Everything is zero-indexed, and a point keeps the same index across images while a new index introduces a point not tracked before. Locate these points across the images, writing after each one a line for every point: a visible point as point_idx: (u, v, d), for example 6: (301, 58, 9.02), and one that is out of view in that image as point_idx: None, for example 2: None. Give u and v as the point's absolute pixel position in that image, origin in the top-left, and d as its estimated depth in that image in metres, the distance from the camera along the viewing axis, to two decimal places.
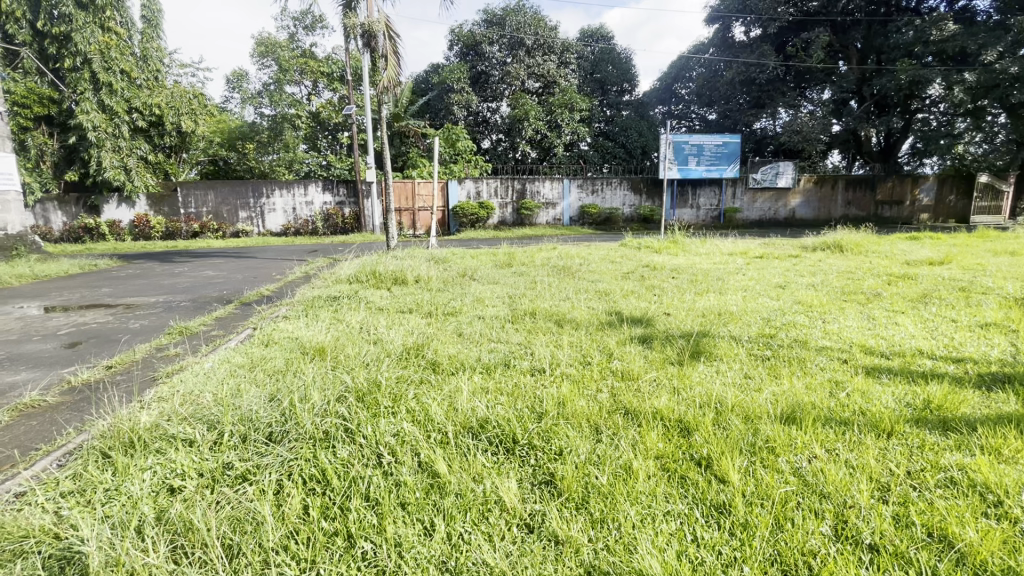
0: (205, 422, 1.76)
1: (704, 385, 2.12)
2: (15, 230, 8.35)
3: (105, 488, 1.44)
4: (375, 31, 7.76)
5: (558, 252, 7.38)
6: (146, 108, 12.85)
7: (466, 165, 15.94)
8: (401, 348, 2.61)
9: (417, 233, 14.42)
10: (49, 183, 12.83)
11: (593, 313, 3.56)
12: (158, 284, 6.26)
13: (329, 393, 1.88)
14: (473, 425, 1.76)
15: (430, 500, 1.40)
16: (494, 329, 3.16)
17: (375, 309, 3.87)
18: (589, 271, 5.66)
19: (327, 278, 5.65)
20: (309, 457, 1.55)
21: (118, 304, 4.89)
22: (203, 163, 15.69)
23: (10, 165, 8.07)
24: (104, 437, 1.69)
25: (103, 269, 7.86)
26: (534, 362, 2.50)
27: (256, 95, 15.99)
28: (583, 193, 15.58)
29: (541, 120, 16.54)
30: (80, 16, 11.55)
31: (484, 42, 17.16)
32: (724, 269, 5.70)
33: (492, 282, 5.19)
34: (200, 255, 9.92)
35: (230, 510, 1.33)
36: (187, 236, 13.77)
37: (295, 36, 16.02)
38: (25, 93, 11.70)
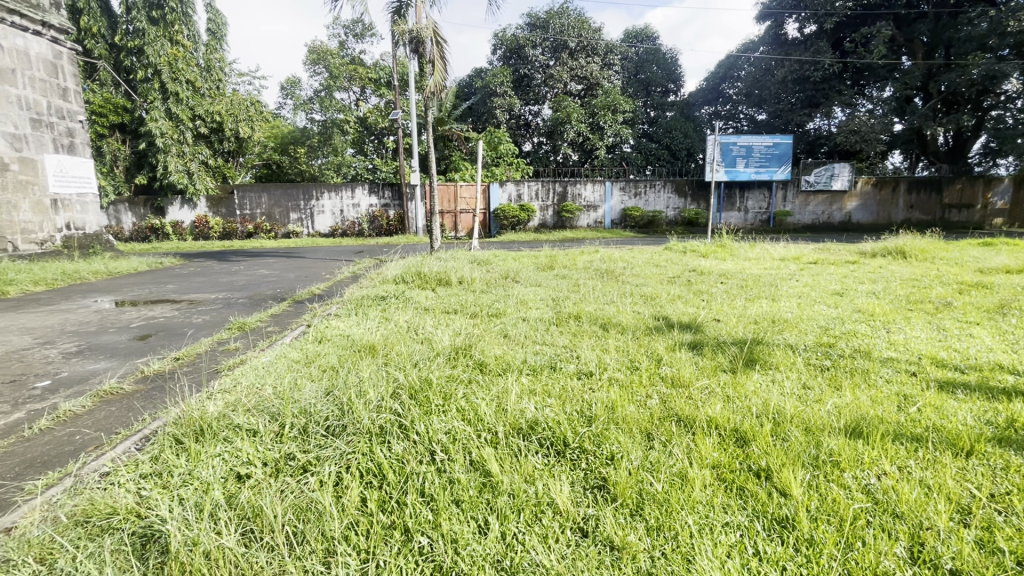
0: (267, 413, 1.85)
1: (760, 394, 2.05)
2: (93, 230, 9.00)
3: (180, 472, 1.53)
4: (423, 37, 7.94)
5: (601, 255, 7.31)
6: (207, 115, 13.74)
7: (507, 167, 16.11)
8: (450, 348, 2.65)
9: (458, 235, 14.64)
10: (121, 186, 13.78)
11: (639, 317, 3.51)
12: (217, 282, 6.59)
13: (383, 390, 1.94)
14: (523, 425, 1.77)
15: (483, 498, 1.42)
16: (539, 330, 3.19)
17: (421, 309, 3.95)
18: (633, 274, 5.59)
19: (374, 278, 5.82)
20: (365, 451, 1.59)
21: (182, 300, 5.18)
22: (257, 166, 16.46)
23: (88, 169, 8.84)
24: (177, 423, 1.81)
25: (167, 266, 8.37)
26: (580, 366, 2.49)
27: (307, 101, 16.68)
28: (626, 196, 15.35)
29: (583, 122, 16.46)
30: (152, 31, 12.59)
31: (528, 45, 17.20)
32: (776, 274, 5.50)
33: (535, 284, 5.20)
34: (254, 255, 10.32)
35: (293, 499, 1.38)
36: (242, 237, 14.45)
37: (345, 44, 16.61)
38: (102, 103, 12.70)
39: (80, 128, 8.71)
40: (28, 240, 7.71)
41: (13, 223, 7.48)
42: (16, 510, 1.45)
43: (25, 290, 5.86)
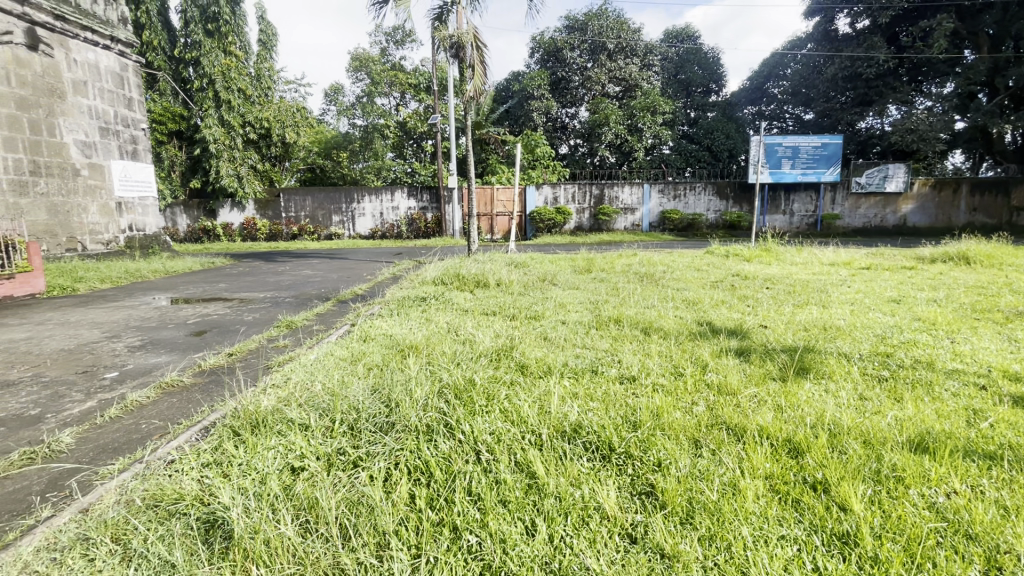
0: (317, 409, 1.91)
1: (813, 404, 1.97)
2: (152, 231, 9.55)
3: (239, 462, 1.60)
4: (464, 42, 8.06)
5: (640, 259, 7.20)
6: (255, 121, 14.37)
7: (544, 170, 16.17)
8: (491, 350, 2.67)
9: (495, 237, 14.76)
10: (177, 190, 14.57)
11: (682, 322, 3.43)
12: (265, 281, 6.86)
13: (429, 390, 1.97)
14: (567, 428, 1.76)
15: (530, 500, 1.42)
16: (579, 333, 3.16)
17: (460, 311, 3.99)
18: (673, 278, 5.48)
19: (414, 279, 5.93)
20: (412, 449, 1.63)
21: (233, 299, 5.42)
22: (302, 170, 17.06)
23: (148, 174, 9.37)
24: (235, 417, 1.89)
25: (219, 266, 8.77)
26: (622, 370, 2.46)
27: (350, 107, 17.20)
28: (664, 198, 15.07)
29: (621, 124, 16.31)
30: (207, 43, 13.31)
31: (566, 48, 17.17)
32: (825, 280, 5.28)
33: (572, 287, 5.17)
34: (299, 256, 10.67)
35: (345, 493, 1.42)
36: (287, 238, 14.99)
37: (387, 51, 17.03)
38: (162, 112, 13.47)
39: (142, 135, 9.26)
40: (96, 241, 8.23)
41: (83, 224, 7.99)
42: (94, 492, 1.56)
43: (93, 287, 6.26)
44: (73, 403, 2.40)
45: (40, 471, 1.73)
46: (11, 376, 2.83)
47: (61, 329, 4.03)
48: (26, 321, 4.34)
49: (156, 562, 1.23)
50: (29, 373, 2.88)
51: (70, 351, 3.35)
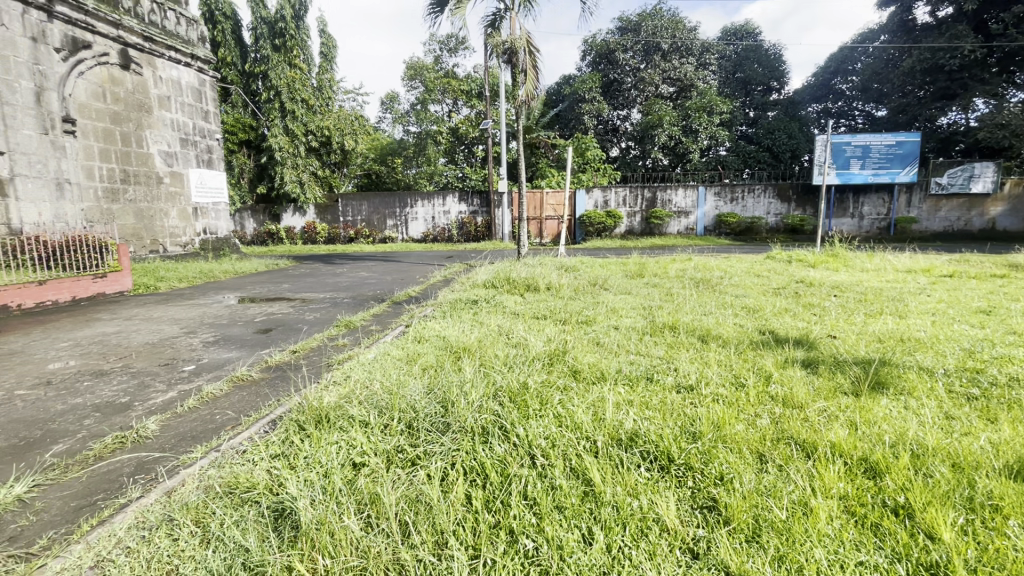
0: (376, 407, 1.97)
1: (891, 421, 1.83)
2: (223, 234, 10.22)
3: (305, 454, 1.67)
4: (517, 47, 8.12)
5: (695, 264, 6.98)
6: (316, 129, 15.19)
7: (594, 173, 16.07)
8: (544, 354, 2.66)
9: (544, 241, 14.76)
10: (245, 196, 15.52)
11: (742, 331, 3.29)
12: (325, 282, 7.17)
13: (484, 392, 2.00)
14: (623, 437, 1.73)
15: (586, 507, 1.40)
16: (632, 339, 3.10)
17: (511, 314, 4.00)
18: (731, 284, 5.27)
19: (465, 282, 6.02)
20: (468, 450, 1.65)
21: (295, 298, 5.70)
22: (359, 176, 17.75)
23: (221, 181, 10.04)
24: (300, 412, 1.98)
25: (282, 268, 9.26)
26: (679, 379, 2.39)
27: (405, 114, 17.81)
28: (721, 201, 14.53)
29: (676, 125, 15.92)
30: (275, 57, 14.18)
31: (618, 50, 17.00)
32: (901, 288, 4.91)
33: (624, 292, 5.08)
34: (356, 259, 11.10)
35: (405, 489, 1.46)
36: (344, 242, 15.60)
37: (440, 59, 17.47)
38: (233, 122, 14.45)
39: (216, 145, 9.95)
40: (175, 243, 8.90)
41: (164, 227, 8.66)
42: (177, 476, 1.68)
43: (172, 287, 6.77)
44: (157, 392, 2.60)
45: (131, 455, 1.89)
46: (104, 366, 3.10)
47: (146, 324, 4.37)
48: (116, 316, 4.74)
49: (232, 546, 1.30)
50: (119, 364, 3.14)
51: (154, 344, 3.63)
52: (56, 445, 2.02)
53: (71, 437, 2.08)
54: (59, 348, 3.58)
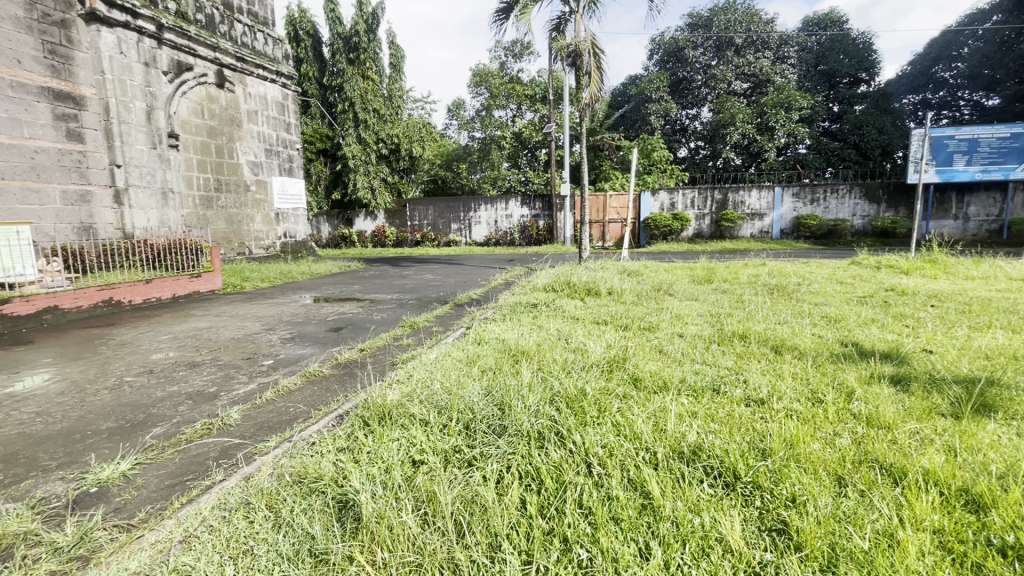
0: (437, 406, 2.02)
1: (1000, 450, 1.62)
2: (301, 238, 10.93)
3: (368, 449, 1.74)
4: (581, 50, 8.08)
5: (769, 269, 6.57)
6: (387, 138, 15.99)
7: (660, 175, 15.67)
8: (604, 360, 2.61)
9: (606, 245, 14.53)
10: (321, 202, 16.54)
11: (821, 342, 3.05)
12: (392, 284, 7.47)
13: (541, 397, 1.99)
14: (685, 450, 1.65)
15: (644, 521, 1.36)
16: (698, 348, 2.97)
17: (571, 319, 3.96)
18: (810, 292, 4.90)
19: (525, 285, 6.04)
20: (524, 454, 1.65)
21: (364, 299, 5.97)
22: (426, 181, 18.37)
23: (300, 188, 10.74)
24: (365, 408, 2.07)
25: (354, 270, 9.74)
26: (749, 392, 2.25)
27: (470, 120, 18.25)
28: (799, 202, 13.61)
29: (749, 123, 15.19)
30: (349, 70, 15.05)
31: (688, 47, 16.57)
32: (1016, 298, 4.35)
33: (690, 298, 4.88)
34: (421, 262, 11.46)
35: (461, 490, 1.48)
36: (411, 245, 16.16)
37: (505, 64, 17.70)
38: (312, 133, 15.51)
39: (297, 154, 10.67)
40: (259, 245, 9.63)
41: (250, 232, 9.40)
42: (254, 463, 1.82)
43: (256, 286, 7.31)
44: (240, 384, 2.83)
45: (216, 441, 2.06)
46: (197, 358, 3.41)
47: (232, 321, 4.76)
48: (207, 313, 5.20)
49: (300, 532, 1.38)
50: (209, 356, 3.44)
51: (239, 339, 3.95)
52: (155, 428, 2.24)
53: (167, 422, 2.30)
54: (161, 340, 3.98)
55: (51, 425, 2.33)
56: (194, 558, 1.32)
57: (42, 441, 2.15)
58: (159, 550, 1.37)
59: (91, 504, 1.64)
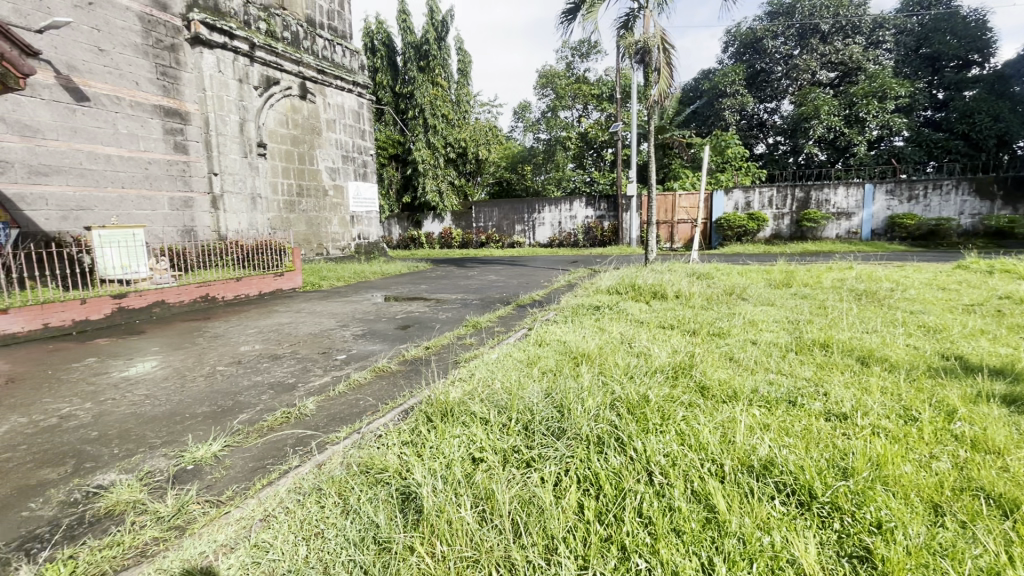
0: (497, 405, 2.05)
1: None
2: (374, 239, 11.47)
3: (431, 443, 1.81)
4: (650, 46, 7.84)
5: (857, 273, 6.04)
6: (454, 141, 16.46)
7: (734, 172, 14.94)
8: (670, 366, 2.52)
9: (675, 246, 14.06)
10: (393, 205, 17.31)
11: (917, 354, 2.76)
12: (458, 284, 7.66)
13: (602, 401, 1.96)
14: (755, 464, 1.56)
15: (708, 535, 1.30)
16: (773, 357, 2.79)
17: (635, 322, 3.87)
18: (905, 298, 4.46)
19: (589, 287, 5.98)
20: (583, 458, 1.64)
21: (431, 299, 6.15)
22: (492, 184, 18.73)
23: (373, 192, 11.29)
24: (429, 404, 2.14)
25: (422, 270, 10.08)
26: (829, 406, 2.08)
27: (536, 122, 18.33)
28: (894, 199, 12.39)
29: (835, 115, 14.09)
30: (420, 78, 15.63)
31: (767, 37, 15.74)
32: None
33: (766, 303, 4.59)
34: (485, 263, 11.64)
35: (519, 490, 1.50)
36: (476, 246, 16.49)
37: (572, 65, 17.58)
38: (385, 140, 16.30)
39: (370, 160, 11.21)
40: (336, 246, 10.23)
41: (328, 233, 10.00)
42: (326, 451, 1.94)
43: (332, 285, 7.77)
44: (316, 376, 3.03)
45: (293, 429, 2.21)
46: (279, 351, 3.68)
47: (311, 317, 5.09)
48: (289, 309, 5.60)
49: (365, 520, 1.45)
50: (289, 350, 3.70)
51: (315, 334, 4.22)
52: (242, 414, 2.45)
53: (252, 409, 2.51)
54: (248, 333, 4.34)
55: (157, 407, 2.61)
56: (272, 536, 1.43)
57: (149, 420, 2.41)
58: (243, 526, 1.49)
59: (188, 479, 1.82)
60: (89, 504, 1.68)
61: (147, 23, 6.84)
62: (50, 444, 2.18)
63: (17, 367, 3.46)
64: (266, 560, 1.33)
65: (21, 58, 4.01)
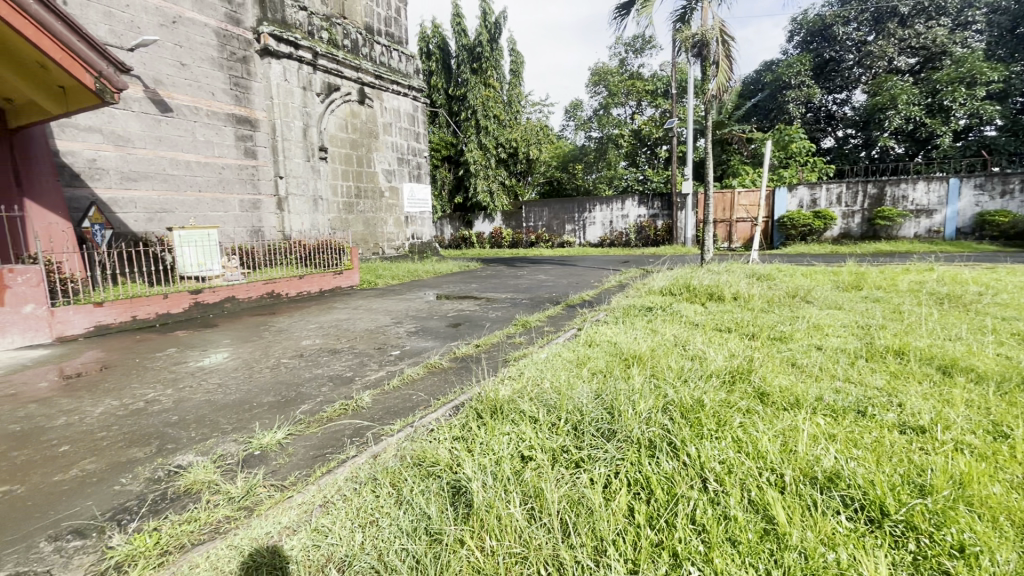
0: (546, 404, 2.05)
1: None
2: (427, 239, 11.76)
3: (481, 439, 1.83)
4: (708, 39, 7.58)
5: (939, 275, 5.56)
6: (505, 142, 16.56)
7: (799, 168, 14.16)
8: (726, 370, 2.43)
9: (733, 245, 13.53)
10: (445, 206, 17.65)
11: (1009, 364, 2.51)
12: (508, 284, 7.71)
13: (654, 404, 1.92)
14: (819, 475, 1.48)
15: (766, 548, 1.25)
16: (841, 364, 2.62)
17: (689, 324, 3.75)
18: (996, 303, 4.06)
19: (641, 288, 5.85)
20: (634, 461, 1.61)
21: (481, 298, 6.23)
22: (542, 183, 18.75)
23: (426, 193, 11.56)
24: (479, 402, 2.17)
25: (473, 269, 10.23)
26: (905, 418, 1.93)
27: (588, 120, 18.13)
28: (983, 194, 11.36)
29: (915, 104, 13.04)
30: (473, 80, 15.84)
31: (837, 23, 14.84)
32: None
33: (833, 307, 4.33)
34: (535, 262, 11.65)
35: (568, 490, 1.49)
36: (526, 246, 16.55)
37: (626, 61, 17.24)
38: (438, 141, 16.67)
39: (424, 161, 11.50)
40: (391, 246, 10.57)
41: (383, 233, 10.36)
42: (381, 443, 2.01)
43: (387, 283, 8.03)
44: (372, 370, 3.15)
45: (350, 421, 2.31)
46: (338, 346, 3.85)
47: (367, 314, 5.28)
48: (347, 306, 5.84)
49: (418, 511, 1.49)
50: (347, 345, 3.87)
51: (371, 331, 4.37)
52: (304, 404, 2.58)
53: (313, 400, 2.64)
54: (310, 328, 4.57)
55: (228, 395, 2.80)
56: (331, 521, 1.50)
57: (221, 408, 2.59)
58: (305, 510, 1.58)
59: (255, 464, 1.95)
60: (170, 482, 1.83)
61: (222, 37, 7.34)
62: (138, 426, 2.39)
63: (110, 355, 3.81)
64: (325, 544, 1.40)
65: (117, 76, 4.46)
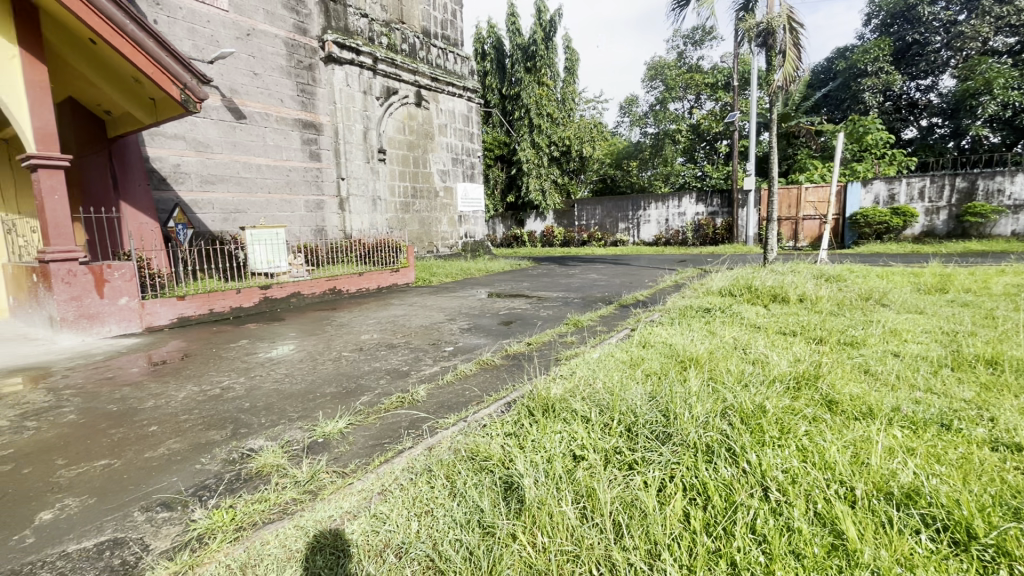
0: (599, 404, 2.03)
1: None
2: (479, 238, 11.92)
3: (533, 436, 1.84)
4: (774, 27, 7.18)
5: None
6: (558, 140, 16.49)
7: (875, 161, 13.20)
8: (791, 375, 2.31)
9: (799, 244, 12.84)
10: (497, 204, 17.81)
11: None
12: (560, 282, 7.69)
13: (711, 408, 1.86)
14: (896, 491, 1.38)
15: (834, 563, 1.18)
16: (921, 372, 2.43)
17: (750, 327, 3.59)
18: None
19: (699, 288, 5.66)
20: (690, 466, 1.56)
21: (533, 296, 6.25)
22: (596, 181, 18.54)
23: (479, 192, 11.71)
24: (531, 399, 2.18)
25: (524, 268, 10.27)
26: (998, 433, 1.76)
27: (643, 115, 17.70)
28: None
29: (1014, 88, 11.77)
30: (526, 79, 15.87)
31: (922, 3, 13.73)
32: None
33: (913, 311, 4.00)
34: (588, 261, 11.54)
35: (621, 491, 1.48)
36: (578, 244, 16.44)
37: (684, 53, 16.68)
38: (491, 141, 16.85)
39: (477, 161, 11.65)
40: (444, 244, 10.81)
41: (437, 232, 10.60)
42: (436, 436, 2.07)
43: (440, 281, 8.22)
44: (426, 365, 3.24)
45: (406, 413, 2.39)
46: (394, 341, 3.99)
47: (422, 310, 5.43)
48: (403, 303, 6.03)
49: (471, 504, 1.53)
50: (403, 340, 4.00)
51: (426, 327, 4.50)
52: (363, 396, 2.70)
53: (371, 392, 2.75)
54: (368, 324, 4.76)
55: (294, 385, 2.98)
56: (389, 508, 1.56)
57: (288, 396, 2.76)
58: (364, 497, 1.65)
59: (319, 450, 2.06)
60: (243, 464, 1.97)
61: (290, 46, 7.76)
62: (215, 411, 2.59)
63: (191, 344, 4.14)
64: (383, 530, 1.46)
65: (199, 87, 4.77)
